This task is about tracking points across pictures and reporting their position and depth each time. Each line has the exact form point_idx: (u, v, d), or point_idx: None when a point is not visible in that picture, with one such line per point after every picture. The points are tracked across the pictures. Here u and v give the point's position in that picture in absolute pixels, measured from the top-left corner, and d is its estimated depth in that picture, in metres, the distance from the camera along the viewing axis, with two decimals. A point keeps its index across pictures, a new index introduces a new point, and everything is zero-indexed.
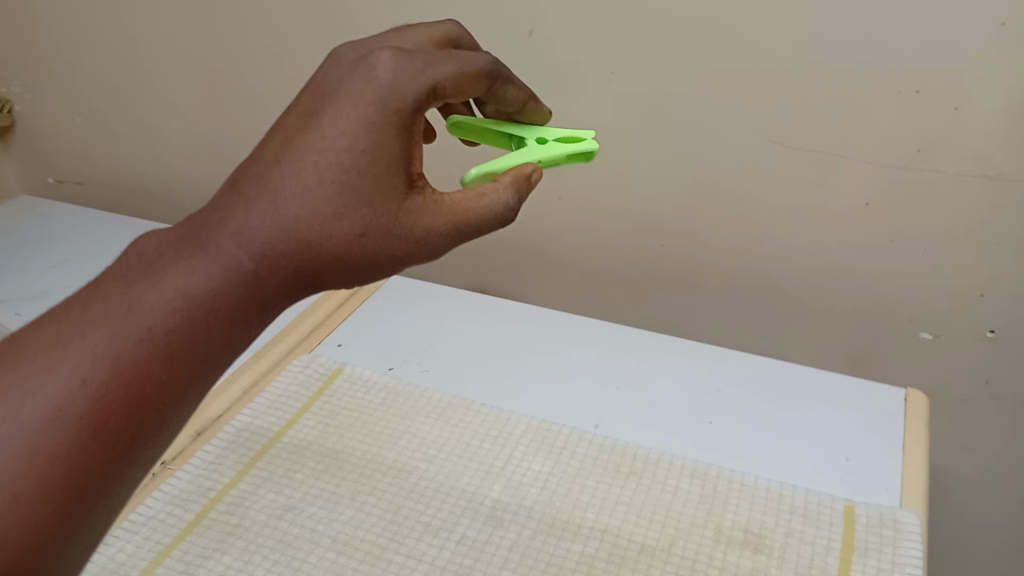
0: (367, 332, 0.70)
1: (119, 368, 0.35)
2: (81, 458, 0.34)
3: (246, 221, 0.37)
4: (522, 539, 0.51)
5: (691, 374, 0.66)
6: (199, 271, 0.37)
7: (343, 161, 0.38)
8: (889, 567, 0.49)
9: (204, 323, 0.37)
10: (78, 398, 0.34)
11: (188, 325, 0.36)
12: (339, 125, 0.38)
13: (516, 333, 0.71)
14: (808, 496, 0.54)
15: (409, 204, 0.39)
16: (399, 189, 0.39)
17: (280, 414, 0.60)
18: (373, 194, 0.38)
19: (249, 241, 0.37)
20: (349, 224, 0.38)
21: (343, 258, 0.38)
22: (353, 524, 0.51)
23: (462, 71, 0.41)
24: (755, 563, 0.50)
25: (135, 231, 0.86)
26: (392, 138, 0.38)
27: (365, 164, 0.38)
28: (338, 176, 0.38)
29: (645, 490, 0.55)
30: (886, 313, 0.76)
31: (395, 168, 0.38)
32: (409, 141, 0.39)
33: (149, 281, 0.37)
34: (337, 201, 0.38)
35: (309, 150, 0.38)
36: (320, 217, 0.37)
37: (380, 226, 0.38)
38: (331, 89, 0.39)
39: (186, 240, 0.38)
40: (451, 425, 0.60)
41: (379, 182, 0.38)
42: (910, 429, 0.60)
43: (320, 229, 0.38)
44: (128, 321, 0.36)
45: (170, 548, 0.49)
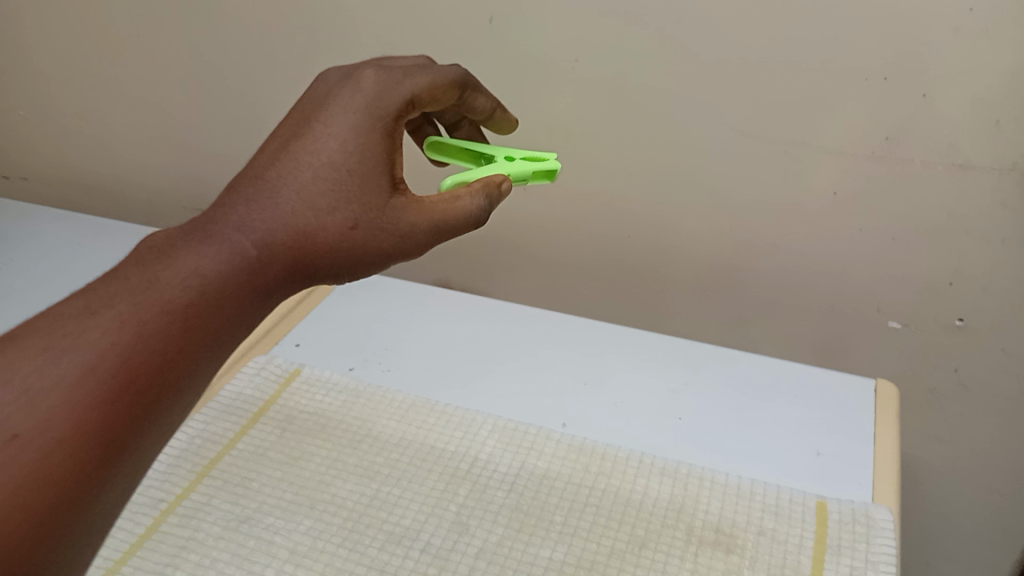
0: (327, 331, 0.68)
1: (135, 345, 0.33)
2: (88, 444, 0.32)
3: (252, 210, 0.38)
4: (488, 545, 0.49)
5: (658, 369, 0.65)
6: (212, 253, 0.37)
7: (341, 156, 0.41)
8: (863, 565, 0.48)
9: (217, 302, 0.36)
10: (85, 380, 0.32)
11: (204, 301, 0.36)
12: (331, 129, 0.41)
13: (481, 329, 0.69)
14: (780, 494, 0.53)
15: (395, 200, 0.42)
16: (385, 186, 0.42)
17: (234, 421, 0.58)
18: (363, 189, 0.41)
19: (257, 227, 0.38)
20: (342, 216, 0.40)
21: (341, 247, 0.40)
22: (312, 534, 0.49)
23: (435, 82, 0.46)
24: (727, 564, 0.48)
25: (86, 231, 0.83)
26: (379, 140, 0.42)
27: (360, 159, 0.41)
28: (332, 173, 0.40)
29: (614, 491, 0.53)
30: (855, 303, 0.75)
31: (385, 164, 0.42)
32: (394, 145, 0.42)
33: (163, 262, 0.36)
34: (332, 195, 0.40)
35: (309, 147, 0.41)
36: (318, 208, 0.39)
37: (370, 220, 0.41)
38: (320, 105, 0.43)
39: (194, 227, 0.37)
40: (414, 427, 0.58)
41: (372, 176, 0.41)
42: (880, 421, 0.59)
43: (318, 219, 0.39)
44: (146, 297, 0.35)
45: (118, 564, 0.47)
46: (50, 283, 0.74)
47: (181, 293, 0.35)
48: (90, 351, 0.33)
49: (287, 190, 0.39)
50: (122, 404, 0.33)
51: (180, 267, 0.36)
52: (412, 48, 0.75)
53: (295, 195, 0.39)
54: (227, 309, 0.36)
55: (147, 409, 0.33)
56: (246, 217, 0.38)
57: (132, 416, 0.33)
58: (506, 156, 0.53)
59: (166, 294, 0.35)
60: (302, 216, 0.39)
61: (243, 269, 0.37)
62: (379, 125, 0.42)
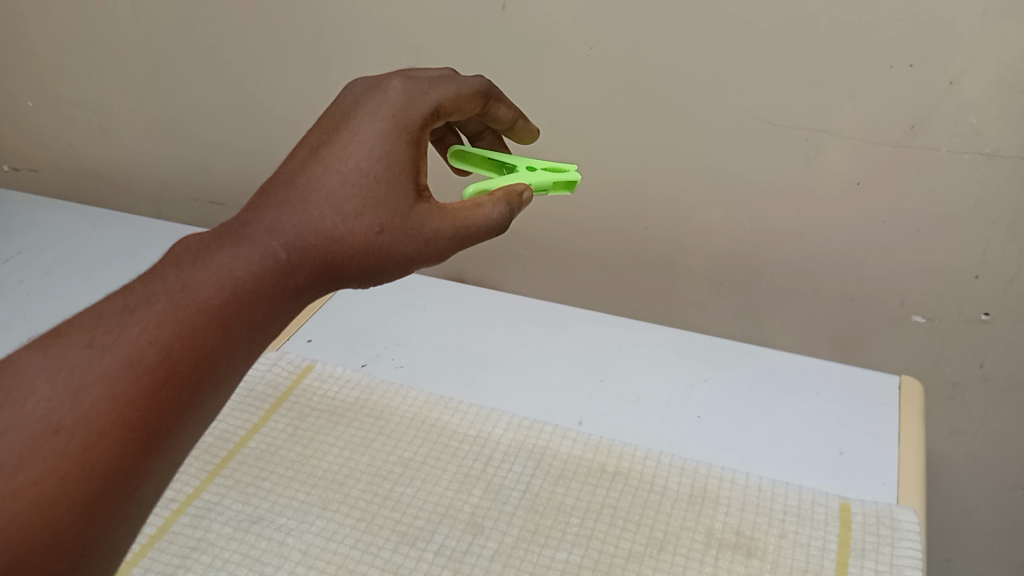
0: (340, 325, 0.67)
1: (160, 352, 0.33)
2: (108, 452, 0.31)
3: (280, 216, 0.38)
4: (503, 546, 0.48)
5: (675, 364, 0.64)
6: (241, 260, 0.37)
7: (369, 161, 0.40)
8: (888, 569, 0.46)
9: (245, 308, 0.36)
10: (110, 386, 0.32)
11: (231, 305, 0.36)
12: (359, 137, 0.41)
13: (494, 323, 0.68)
14: (802, 495, 0.52)
15: (420, 207, 0.41)
16: (410, 193, 0.41)
17: (246, 418, 0.57)
18: (388, 196, 0.40)
19: (285, 233, 0.38)
20: (369, 222, 0.39)
21: (369, 252, 0.39)
22: (324, 535, 0.49)
23: (460, 93, 0.45)
24: (747, 568, 0.47)
25: (99, 223, 0.82)
26: (405, 148, 0.41)
27: (389, 165, 0.40)
28: (358, 180, 0.40)
29: (632, 491, 0.52)
30: (876, 295, 0.74)
31: (412, 171, 0.41)
32: (419, 153, 0.42)
33: (194, 268, 0.36)
34: (358, 201, 0.39)
35: (339, 151, 0.40)
36: (344, 215, 0.39)
37: (396, 226, 0.40)
38: (349, 112, 0.42)
39: (224, 234, 0.38)
40: (427, 425, 0.57)
41: (399, 181, 0.40)
42: (904, 418, 0.58)
43: (344, 225, 0.39)
44: (175, 301, 0.35)
45: (128, 567, 0.47)
46: (57, 276, 0.73)
47: (214, 294, 0.35)
48: (128, 348, 0.33)
49: (318, 193, 0.39)
50: (158, 401, 0.33)
51: (213, 266, 0.36)
52: (422, 35, 0.73)
53: (325, 198, 0.39)
54: (258, 310, 0.37)
55: (182, 406, 0.33)
56: (275, 223, 0.38)
57: (169, 412, 0.33)
58: (527, 165, 0.52)
59: (197, 297, 0.35)
60: (332, 220, 0.39)
61: (275, 271, 0.37)
62: (407, 132, 0.42)
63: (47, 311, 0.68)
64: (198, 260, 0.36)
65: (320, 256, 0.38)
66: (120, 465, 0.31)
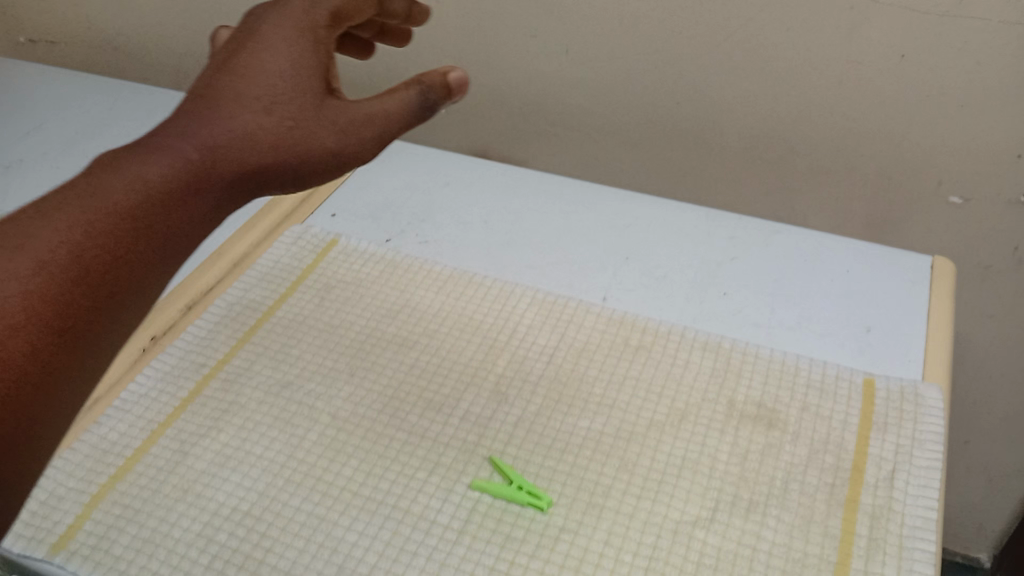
0: (364, 201, 0.67)
1: (75, 252, 0.34)
2: (19, 350, 0.31)
3: (190, 125, 0.39)
4: (527, 414, 0.49)
5: (704, 242, 0.63)
6: (153, 165, 0.37)
7: (275, 62, 0.40)
8: (909, 442, 0.47)
9: (162, 206, 0.37)
10: (26, 283, 0.32)
11: (145, 205, 0.36)
12: (261, 43, 0.41)
13: (519, 201, 0.67)
14: (826, 370, 0.52)
15: (333, 101, 0.41)
16: (318, 92, 0.41)
17: (273, 289, 0.58)
18: (297, 97, 0.40)
19: (195, 137, 0.39)
20: (280, 121, 0.40)
21: (284, 147, 0.40)
22: (353, 400, 0.50)
23: None
24: (768, 438, 0.48)
25: (123, 92, 0.82)
26: (309, 50, 0.41)
27: (303, 59, 0.41)
28: (265, 84, 0.40)
29: (655, 364, 0.52)
30: (913, 175, 0.72)
31: (317, 71, 0.41)
32: (324, 55, 0.42)
33: (105, 174, 0.36)
34: (266, 105, 0.40)
35: (243, 59, 0.40)
36: (255, 118, 0.40)
37: (308, 124, 0.40)
38: (252, 22, 0.42)
39: (134, 146, 0.38)
40: (452, 297, 0.57)
41: (305, 81, 0.41)
42: (934, 296, 0.57)
43: (255, 128, 0.39)
44: (88, 203, 0.35)
45: (163, 428, 0.48)
46: (81, 150, 0.73)
47: (127, 196, 0.36)
48: (41, 248, 0.33)
49: (226, 99, 0.40)
50: (76, 297, 0.33)
51: (124, 173, 0.36)
52: None
53: (234, 105, 0.39)
54: (173, 213, 0.37)
55: (102, 305, 0.34)
56: (185, 131, 0.39)
57: (87, 310, 0.33)
58: None
59: (112, 199, 0.35)
60: (245, 119, 0.39)
61: (187, 175, 0.38)
62: (309, 34, 0.41)
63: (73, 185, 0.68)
64: (108, 167, 0.37)
65: (235, 157, 0.39)
66: (37, 359, 0.31)
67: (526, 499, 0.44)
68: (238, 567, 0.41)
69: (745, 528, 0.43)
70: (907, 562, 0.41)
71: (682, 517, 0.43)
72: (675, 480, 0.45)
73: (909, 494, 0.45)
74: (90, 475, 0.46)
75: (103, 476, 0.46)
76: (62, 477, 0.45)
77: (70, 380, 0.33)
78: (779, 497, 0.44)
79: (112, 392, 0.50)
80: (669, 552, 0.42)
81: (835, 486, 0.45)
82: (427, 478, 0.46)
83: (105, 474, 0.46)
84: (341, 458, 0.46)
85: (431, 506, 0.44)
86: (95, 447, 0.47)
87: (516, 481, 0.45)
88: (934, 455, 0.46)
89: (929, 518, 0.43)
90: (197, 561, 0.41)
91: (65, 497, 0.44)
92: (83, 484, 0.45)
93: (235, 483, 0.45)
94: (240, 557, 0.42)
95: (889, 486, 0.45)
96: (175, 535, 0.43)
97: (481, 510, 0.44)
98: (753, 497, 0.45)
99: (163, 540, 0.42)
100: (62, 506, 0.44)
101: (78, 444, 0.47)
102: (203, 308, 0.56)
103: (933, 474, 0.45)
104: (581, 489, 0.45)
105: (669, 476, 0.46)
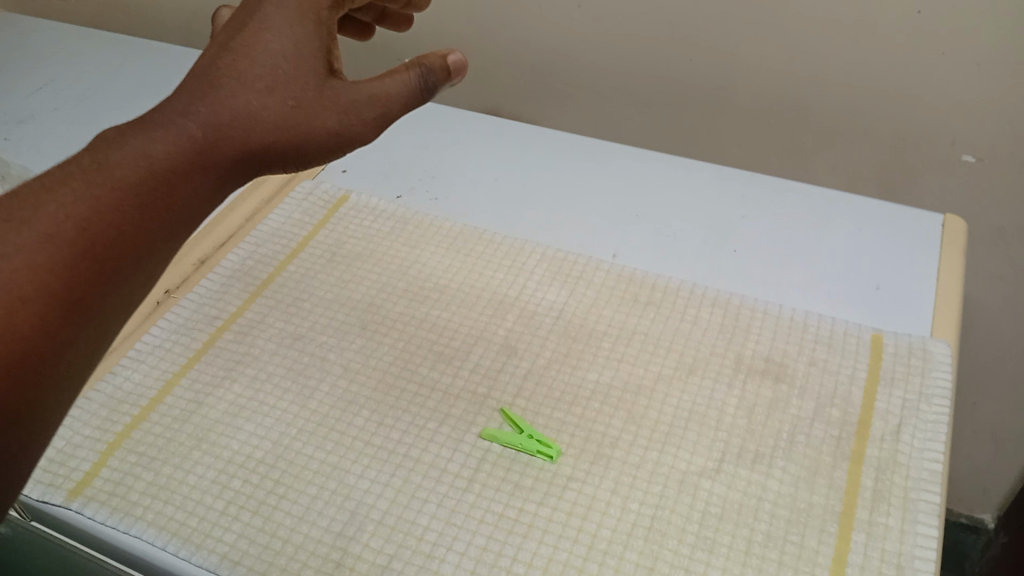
0: (375, 158, 0.67)
1: (80, 227, 0.33)
2: (25, 323, 0.31)
3: (192, 102, 0.38)
4: (536, 367, 0.50)
5: (715, 201, 0.62)
6: (156, 140, 0.37)
7: (278, 40, 0.40)
8: (916, 398, 0.47)
9: (166, 181, 0.36)
10: (29, 255, 0.32)
11: (149, 181, 0.36)
12: (265, 20, 0.40)
13: (530, 160, 0.67)
14: (834, 327, 0.52)
15: (334, 82, 0.41)
16: (322, 71, 0.40)
17: (285, 245, 0.58)
18: (301, 75, 0.40)
19: (198, 114, 0.38)
20: (284, 99, 0.39)
21: (288, 126, 0.39)
22: (364, 353, 0.50)
23: None
24: (775, 392, 0.48)
25: (133, 46, 0.82)
26: (314, 29, 0.40)
27: (307, 36, 0.40)
28: (269, 62, 0.39)
29: (664, 319, 0.53)
30: (926, 134, 0.71)
31: (321, 50, 0.41)
32: (328, 34, 0.41)
33: (107, 149, 0.36)
34: (270, 82, 0.39)
35: (246, 36, 0.40)
36: (259, 95, 0.39)
37: (312, 102, 0.40)
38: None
39: (136, 122, 0.37)
40: (463, 254, 0.57)
41: (309, 59, 0.40)
42: (946, 256, 0.57)
43: (259, 105, 0.39)
44: (91, 178, 0.34)
45: (177, 378, 0.49)
46: (91, 105, 0.73)
47: (131, 172, 0.35)
48: (45, 221, 0.33)
49: (228, 76, 0.39)
50: (79, 273, 0.33)
51: (128, 148, 0.36)
52: None
53: (238, 81, 0.39)
54: (177, 191, 0.37)
55: (107, 281, 0.34)
56: (188, 106, 0.38)
57: (92, 285, 0.33)
58: None
59: (115, 174, 0.35)
60: (249, 99, 0.39)
61: (192, 152, 0.37)
62: (315, 11, 0.41)
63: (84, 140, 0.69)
64: (112, 142, 0.36)
65: (239, 137, 0.38)
66: (44, 332, 0.31)
67: (535, 448, 0.45)
68: (253, 512, 0.42)
69: (750, 479, 0.44)
70: (911, 513, 0.42)
71: (688, 468, 0.44)
72: (682, 432, 0.46)
73: (914, 448, 0.45)
74: (107, 422, 0.47)
75: (119, 424, 0.47)
76: (80, 425, 0.46)
77: (75, 355, 0.32)
78: (785, 450, 0.45)
79: (127, 343, 0.51)
80: (675, 502, 0.43)
81: (840, 440, 0.45)
82: (438, 429, 0.46)
83: (121, 422, 0.47)
84: (353, 409, 0.47)
85: (442, 455, 0.45)
86: (111, 396, 0.48)
87: (526, 431, 0.46)
88: (941, 410, 0.47)
89: (934, 472, 0.44)
90: (212, 506, 0.42)
91: (83, 444, 0.45)
92: (100, 432, 0.46)
93: (249, 432, 0.46)
94: (254, 503, 0.43)
95: (895, 440, 0.45)
96: (191, 481, 0.44)
97: (491, 460, 0.45)
98: (759, 449, 0.45)
99: (178, 486, 0.43)
100: (80, 453, 0.45)
101: (94, 393, 0.48)
102: (216, 262, 0.57)
103: (939, 429, 0.46)
104: (589, 440, 0.46)
105: (676, 428, 0.46)
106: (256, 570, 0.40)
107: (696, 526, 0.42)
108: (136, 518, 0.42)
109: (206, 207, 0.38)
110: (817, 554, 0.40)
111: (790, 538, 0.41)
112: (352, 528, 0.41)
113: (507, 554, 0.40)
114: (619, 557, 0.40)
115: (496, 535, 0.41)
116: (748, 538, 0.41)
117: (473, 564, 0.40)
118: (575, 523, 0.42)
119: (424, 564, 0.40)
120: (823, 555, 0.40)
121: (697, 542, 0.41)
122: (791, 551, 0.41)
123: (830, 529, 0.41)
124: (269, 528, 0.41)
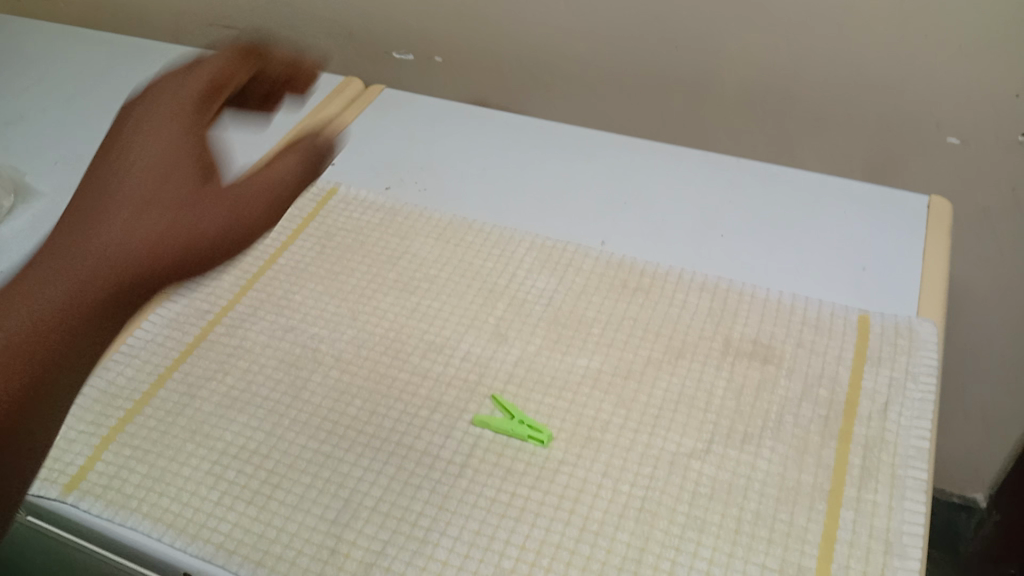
0: (363, 150, 0.67)
1: None
2: None
3: (45, 254, 0.33)
4: (527, 354, 0.50)
5: (701, 187, 0.63)
6: (15, 304, 0.32)
7: (140, 156, 0.36)
8: (903, 377, 0.48)
9: (38, 338, 0.32)
10: None
11: (15, 346, 0.31)
12: (130, 155, 0.36)
13: (517, 150, 0.67)
14: (821, 308, 0.52)
15: (213, 187, 0.37)
16: (200, 181, 0.36)
17: (275, 238, 0.58)
18: (173, 186, 0.36)
19: (58, 258, 0.33)
20: (158, 214, 0.35)
21: (168, 244, 0.34)
22: (355, 343, 0.51)
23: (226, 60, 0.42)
24: (763, 374, 0.49)
25: (120, 44, 0.82)
26: (180, 136, 0.38)
27: (173, 148, 0.37)
28: (136, 178, 0.35)
29: (652, 305, 0.53)
30: (911, 117, 0.71)
31: (194, 161, 0.37)
32: (196, 143, 0.38)
33: None
34: (139, 206, 0.35)
35: (111, 168, 0.36)
36: (129, 217, 0.34)
37: (191, 213, 0.35)
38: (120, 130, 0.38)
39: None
40: (452, 244, 0.58)
41: (180, 168, 0.36)
42: (931, 237, 0.57)
43: (129, 227, 0.34)
44: None
45: (169, 372, 0.49)
46: (79, 106, 0.73)
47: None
48: None
49: (93, 207, 0.34)
50: None
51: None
52: None
53: (105, 215, 0.34)
54: (56, 344, 0.32)
55: None
56: (42, 264, 0.33)
57: None
58: None
59: None
60: (114, 226, 0.34)
61: (61, 288, 0.32)
62: (178, 120, 0.38)
63: (72, 140, 0.69)
64: None
65: (107, 273, 0.33)
66: None
67: (526, 433, 0.45)
68: (248, 502, 0.43)
69: (740, 459, 0.44)
70: (899, 490, 0.43)
71: (678, 450, 0.45)
72: (672, 415, 0.46)
73: (901, 426, 0.45)
74: (101, 417, 0.47)
75: (112, 419, 0.47)
76: (73, 420, 0.47)
77: None
78: (774, 430, 0.45)
79: (119, 339, 0.52)
80: (665, 483, 0.43)
81: (828, 419, 0.46)
82: (430, 417, 0.47)
83: (114, 417, 0.47)
84: (345, 398, 0.47)
85: (434, 443, 0.45)
86: (104, 391, 0.48)
87: (517, 416, 0.46)
88: (927, 388, 0.47)
89: (921, 449, 0.44)
90: (207, 497, 0.43)
91: (77, 439, 0.46)
92: (94, 426, 0.46)
93: (242, 423, 0.46)
94: (249, 493, 0.43)
95: (882, 418, 0.46)
96: (185, 473, 0.44)
97: (483, 446, 0.45)
98: (748, 430, 0.46)
99: (173, 478, 0.44)
100: (74, 448, 0.45)
101: (87, 389, 0.48)
102: None
103: (925, 407, 0.46)
104: (580, 425, 0.46)
105: (666, 411, 0.47)
106: (252, 559, 0.40)
107: (686, 506, 0.42)
108: (131, 511, 0.42)
109: (83, 368, 0.33)
110: (806, 531, 0.41)
111: (779, 516, 0.42)
112: (346, 515, 0.42)
113: (500, 538, 0.41)
114: (611, 538, 0.41)
115: (489, 519, 0.42)
116: (738, 517, 0.42)
117: (467, 548, 0.41)
118: (566, 506, 0.42)
119: (418, 549, 0.41)
120: (813, 532, 0.41)
121: (688, 521, 0.42)
122: (781, 528, 0.41)
123: (819, 507, 0.42)
124: (264, 517, 0.42)
